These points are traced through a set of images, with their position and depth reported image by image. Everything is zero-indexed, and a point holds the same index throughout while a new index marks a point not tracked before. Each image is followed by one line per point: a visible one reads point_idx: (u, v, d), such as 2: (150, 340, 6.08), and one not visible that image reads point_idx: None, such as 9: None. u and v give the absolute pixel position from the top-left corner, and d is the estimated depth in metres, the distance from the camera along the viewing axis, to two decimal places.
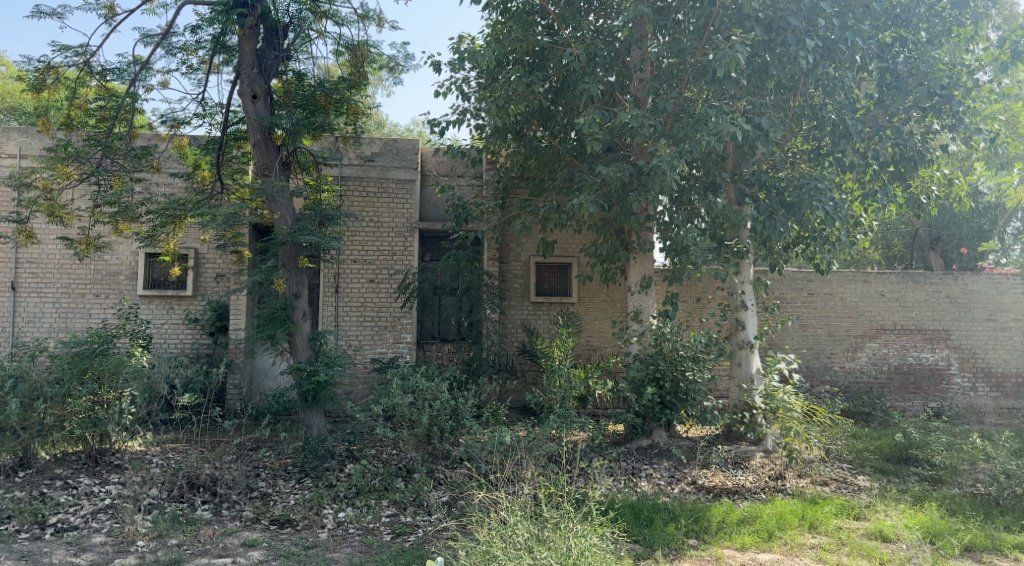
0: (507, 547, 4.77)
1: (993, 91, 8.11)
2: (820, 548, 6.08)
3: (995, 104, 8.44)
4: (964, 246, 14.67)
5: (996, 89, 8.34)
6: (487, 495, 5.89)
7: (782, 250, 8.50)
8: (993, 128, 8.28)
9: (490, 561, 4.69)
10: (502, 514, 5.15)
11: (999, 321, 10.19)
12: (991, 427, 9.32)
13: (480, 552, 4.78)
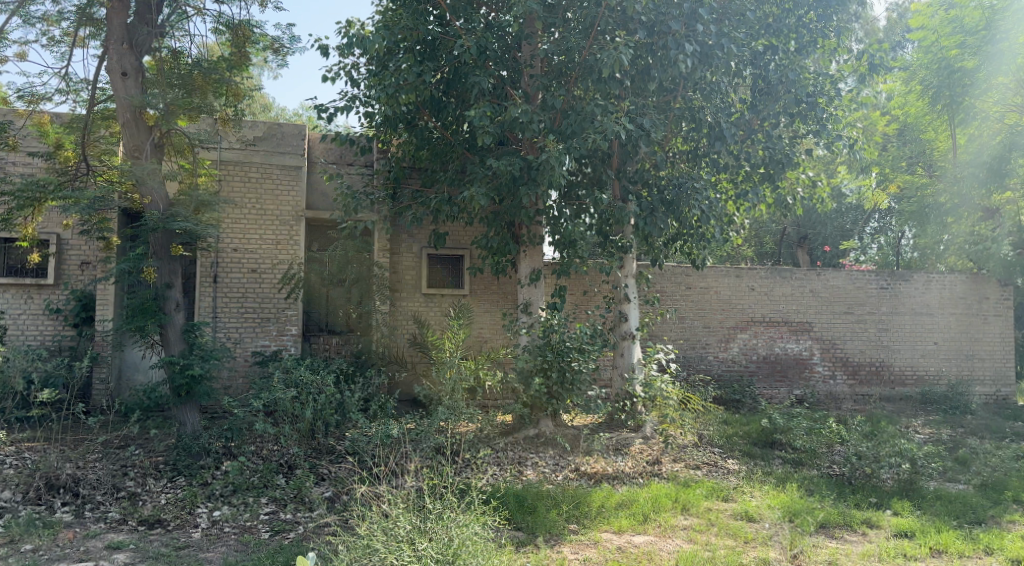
0: (388, 539, 4.76)
1: (854, 100, 8.51)
2: (690, 528, 6.47)
3: (855, 112, 8.80)
4: (827, 244, 16.12)
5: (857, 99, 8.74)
6: (370, 490, 5.84)
7: (662, 246, 8.69)
8: (852, 135, 8.61)
9: (370, 555, 4.68)
10: (384, 508, 5.14)
11: (856, 314, 10.78)
12: (847, 411, 9.97)
13: (360, 546, 4.77)
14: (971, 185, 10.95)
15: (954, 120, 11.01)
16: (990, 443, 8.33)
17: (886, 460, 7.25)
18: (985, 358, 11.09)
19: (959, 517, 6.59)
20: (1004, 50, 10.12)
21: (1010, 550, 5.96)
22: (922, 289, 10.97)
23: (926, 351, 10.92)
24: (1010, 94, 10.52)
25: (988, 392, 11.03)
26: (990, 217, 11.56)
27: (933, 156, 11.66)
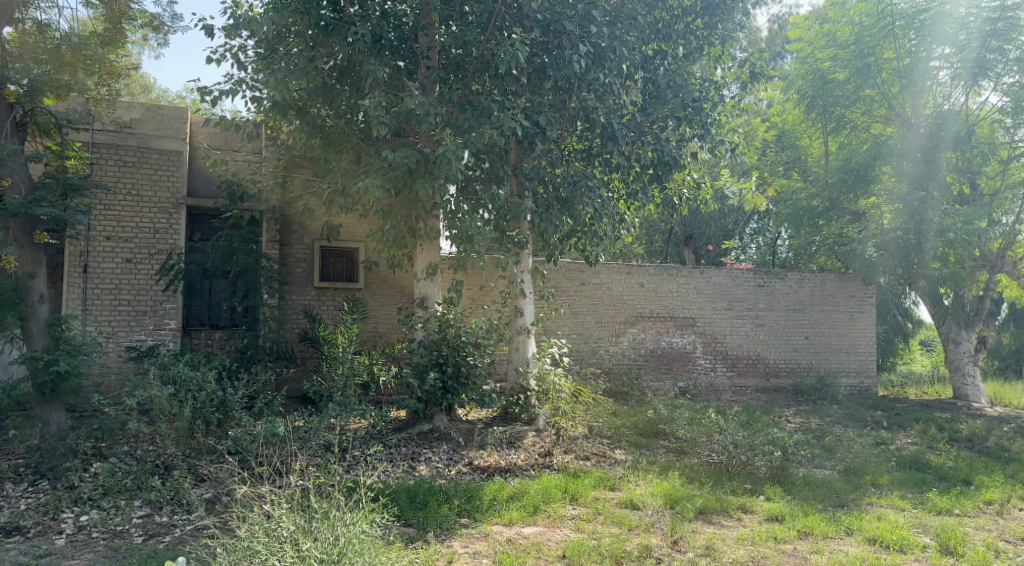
0: (270, 540, 4.57)
1: (736, 106, 9.00)
2: (578, 518, 6.64)
3: (736, 117, 9.21)
4: (710, 243, 17.07)
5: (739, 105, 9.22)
6: (252, 490, 5.60)
7: (557, 242, 8.77)
8: (735, 139, 9.02)
9: (252, 557, 4.50)
10: (267, 508, 4.93)
11: (735, 310, 11.36)
12: (726, 402, 10.50)
13: (240, 549, 4.56)
14: (839, 189, 11.58)
15: (826, 128, 11.78)
16: (852, 431, 9.00)
17: (761, 448, 7.70)
18: (851, 350, 11.94)
19: (823, 500, 7.07)
20: (870, 64, 11.02)
21: (866, 529, 6.49)
22: (795, 287, 11.71)
23: (797, 345, 11.66)
24: (874, 106, 11.40)
25: (852, 382, 11.90)
26: (857, 221, 12.20)
27: (806, 161, 12.64)
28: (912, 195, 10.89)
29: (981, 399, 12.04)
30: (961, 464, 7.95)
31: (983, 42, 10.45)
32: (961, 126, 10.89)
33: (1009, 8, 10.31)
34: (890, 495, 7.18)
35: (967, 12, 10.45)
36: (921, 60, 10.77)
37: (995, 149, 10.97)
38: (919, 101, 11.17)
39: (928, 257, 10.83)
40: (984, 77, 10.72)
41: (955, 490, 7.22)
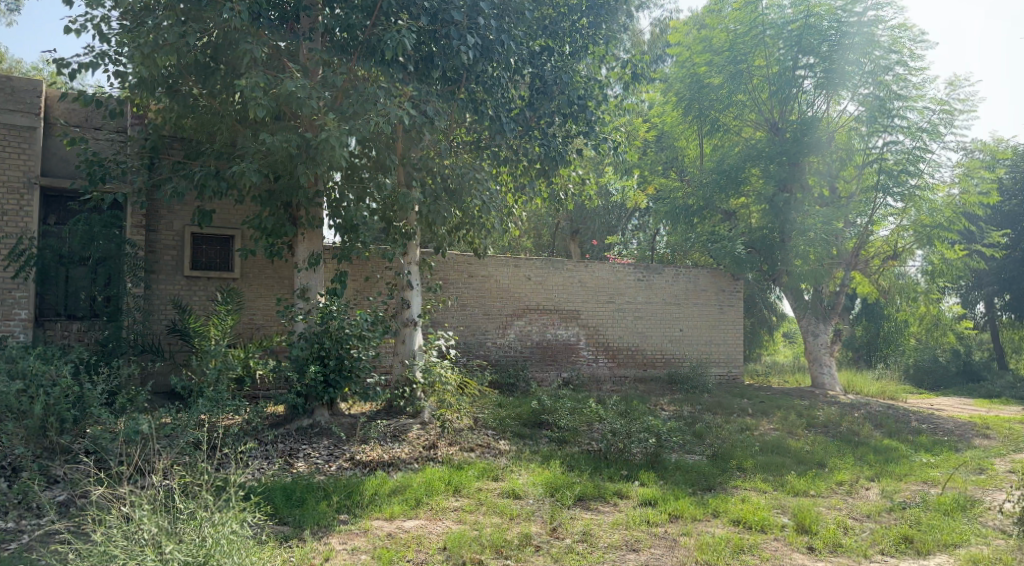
0: (130, 544, 4.23)
1: (619, 106, 9.27)
2: (460, 509, 6.64)
3: (619, 115, 9.60)
4: (596, 238, 17.36)
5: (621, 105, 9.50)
6: (109, 491, 5.21)
7: (445, 234, 8.51)
8: (617, 138, 9.29)
9: (110, 563, 4.14)
10: (126, 510, 4.56)
11: (617, 303, 11.70)
12: (607, 391, 10.82)
13: (96, 553, 4.19)
14: (713, 189, 12.28)
15: (702, 131, 12.57)
16: (721, 417, 9.52)
17: (636, 436, 7.95)
18: (720, 342, 12.58)
19: (694, 484, 7.41)
20: (743, 70, 11.79)
21: (732, 512, 6.88)
22: (671, 281, 12.19)
23: (672, 336, 12.15)
24: (745, 110, 12.22)
25: (722, 372, 12.57)
26: (728, 221, 12.92)
27: (683, 162, 13.38)
28: (778, 196, 11.72)
29: (835, 387, 13.10)
30: (817, 448, 8.57)
31: (842, 55, 11.23)
32: (823, 133, 11.69)
33: (867, 23, 11.16)
34: (753, 478, 7.63)
35: (829, 26, 11.26)
36: (788, 69, 11.61)
37: (850, 155, 11.93)
38: (785, 108, 11.98)
39: (791, 254, 11.70)
40: (842, 87, 11.50)
41: (812, 473, 7.76)
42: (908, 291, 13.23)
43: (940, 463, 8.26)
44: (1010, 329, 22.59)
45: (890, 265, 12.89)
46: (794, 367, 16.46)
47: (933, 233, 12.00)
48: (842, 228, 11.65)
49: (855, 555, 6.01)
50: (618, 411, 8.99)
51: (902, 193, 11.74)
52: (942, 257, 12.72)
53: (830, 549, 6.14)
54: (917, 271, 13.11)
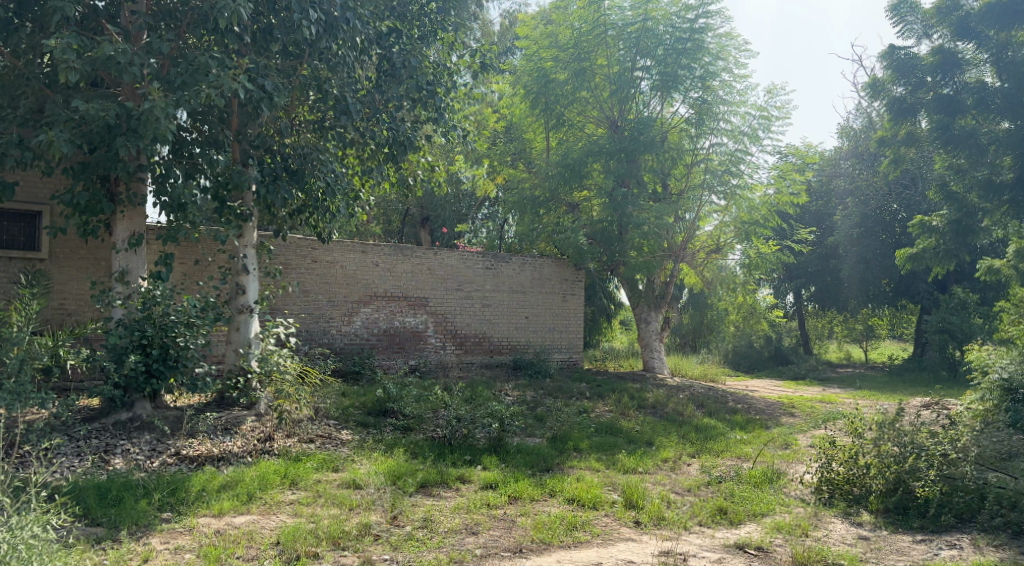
0: None
1: (467, 95, 9.39)
2: (296, 502, 6.42)
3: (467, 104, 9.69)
4: (444, 225, 17.71)
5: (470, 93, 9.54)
6: None
7: (286, 217, 8.16)
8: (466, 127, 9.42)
9: None
10: None
11: (465, 291, 11.83)
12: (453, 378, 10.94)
13: None
14: (558, 182, 12.70)
15: (548, 124, 12.98)
16: (560, 401, 9.92)
17: (480, 420, 8.08)
18: (562, 328, 13.06)
19: (533, 466, 7.63)
20: (585, 67, 12.40)
21: (567, 491, 7.15)
22: (517, 270, 12.50)
23: (518, 324, 12.46)
24: (588, 107, 12.83)
25: (563, 358, 13.04)
26: (571, 212, 13.51)
27: (531, 153, 13.73)
28: (617, 190, 12.31)
29: (663, 370, 14.13)
30: (646, 428, 9.14)
31: (675, 58, 11.97)
32: (657, 132, 12.22)
33: (697, 31, 11.93)
34: (589, 458, 7.99)
35: (664, 30, 12.04)
36: (627, 69, 12.32)
37: (682, 155, 12.44)
38: (623, 107, 12.63)
39: (628, 246, 12.45)
40: (674, 88, 12.16)
41: (640, 451, 8.28)
42: (727, 283, 14.23)
43: (752, 439, 9.09)
44: (814, 318, 25.18)
45: (713, 259, 14.02)
46: (630, 353, 17.41)
47: (750, 228, 13.18)
48: (673, 223, 12.24)
49: (676, 527, 6.46)
50: (462, 398, 9.09)
51: (725, 191, 12.66)
52: (757, 251, 13.72)
53: (655, 522, 6.56)
54: (736, 264, 14.03)
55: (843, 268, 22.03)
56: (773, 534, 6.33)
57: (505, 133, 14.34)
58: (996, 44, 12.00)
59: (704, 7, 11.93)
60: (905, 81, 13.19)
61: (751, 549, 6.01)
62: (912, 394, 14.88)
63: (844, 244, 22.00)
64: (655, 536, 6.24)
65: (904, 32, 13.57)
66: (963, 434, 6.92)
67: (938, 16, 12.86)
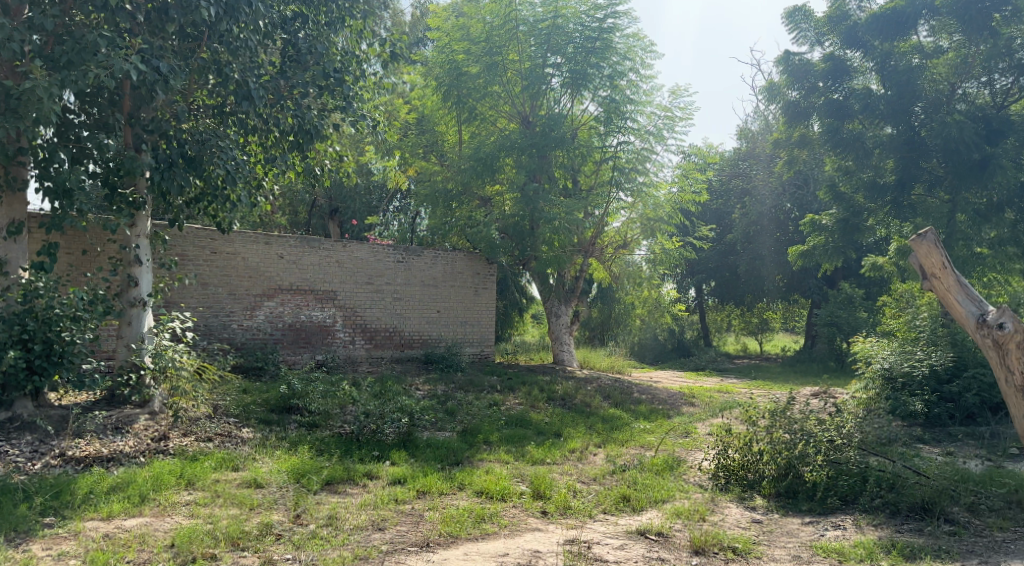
0: None
1: (376, 84, 9.16)
2: (193, 503, 6.16)
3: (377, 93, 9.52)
4: (354, 217, 17.66)
5: (379, 82, 9.33)
6: None
7: (184, 206, 7.76)
8: (376, 116, 9.19)
9: None
10: None
11: (375, 284, 11.68)
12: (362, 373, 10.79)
13: None
14: (471, 176, 12.63)
15: (461, 118, 13.00)
16: (471, 395, 9.97)
17: (389, 416, 8.02)
18: (473, 322, 13.07)
19: (442, 460, 7.62)
20: (497, 62, 12.48)
21: (475, 484, 7.17)
22: (429, 264, 12.44)
23: (429, 318, 12.40)
24: (500, 102, 12.92)
25: (474, 351, 13.05)
26: (484, 207, 13.48)
27: (442, 147, 13.74)
28: (528, 185, 12.45)
29: (571, 362, 14.40)
30: (555, 420, 9.31)
31: (584, 56, 12.27)
32: (567, 129, 12.51)
33: (606, 30, 12.24)
34: (498, 450, 8.06)
35: (574, 28, 12.38)
36: (538, 65, 12.47)
37: (591, 152, 12.76)
38: (534, 102, 12.86)
39: (540, 241, 12.51)
40: (584, 86, 12.43)
41: (549, 442, 8.41)
42: (633, 278, 14.80)
43: (654, 429, 9.41)
44: (714, 312, 26.12)
45: (621, 254, 14.30)
46: (540, 348, 17.63)
47: (655, 226, 13.68)
48: (582, 219, 12.53)
49: (582, 516, 6.60)
50: (370, 393, 8.99)
51: (631, 188, 13.06)
52: (662, 247, 14.31)
53: (561, 511, 6.68)
54: (642, 259, 14.46)
55: (741, 263, 23.15)
56: (672, 520, 6.56)
57: (416, 124, 14.05)
58: (881, 52, 12.03)
59: (612, 7, 12.28)
60: (799, 85, 13.00)
61: (652, 534, 6.20)
62: (803, 384, 15.73)
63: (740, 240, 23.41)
64: (561, 525, 6.35)
65: (798, 39, 13.47)
66: (847, 421, 7.28)
67: (829, 24, 12.96)
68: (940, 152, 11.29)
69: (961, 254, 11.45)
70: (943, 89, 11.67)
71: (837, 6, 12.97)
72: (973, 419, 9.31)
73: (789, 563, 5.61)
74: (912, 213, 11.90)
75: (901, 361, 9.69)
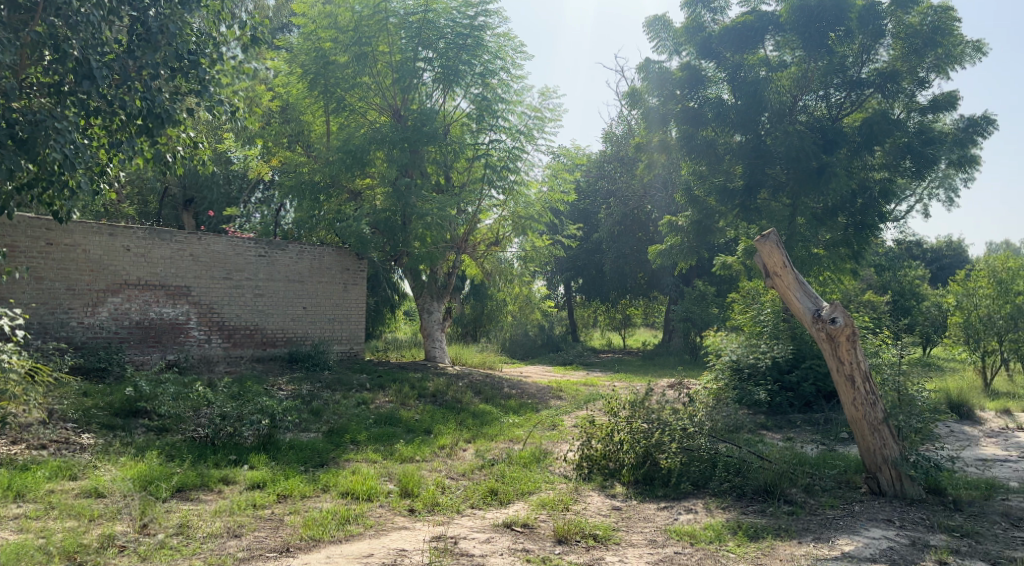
0: None
1: (236, 69, 8.58)
2: (21, 517, 5.60)
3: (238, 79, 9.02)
4: (211, 208, 17.56)
5: (238, 65, 8.71)
6: None
7: (13, 192, 7.09)
8: (236, 102, 8.68)
9: None
10: None
11: (234, 279, 11.16)
12: (220, 373, 10.28)
13: None
14: (340, 168, 12.32)
15: (328, 107, 12.73)
16: (338, 394, 9.77)
17: (248, 417, 7.69)
18: (342, 320, 12.73)
19: (306, 462, 7.41)
20: (366, 52, 12.26)
21: (341, 485, 6.99)
22: (295, 258, 12.04)
23: (294, 315, 12.00)
24: (370, 94, 12.81)
25: (343, 349, 12.74)
26: (354, 200, 13.28)
27: (311, 137, 13.70)
28: (399, 180, 12.29)
29: (443, 359, 14.47)
30: (425, 417, 9.30)
31: (456, 53, 12.36)
32: (439, 125, 12.53)
33: (477, 27, 12.43)
34: (365, 450, 7.94)
35: (445, 24, 12.38)
36: (409, 59, 12.32)
37: (463, 149, 12.86)
38: (405, 95, 12.82)
39: (411, 237, 12.46)
40: (456, 82, 12.55)
41: (418, 440, 8.37)
42: (505, 274, 15.04)
43: (523, 423, 9.63)
44: (581, 308, 27.08)
45: (493, 251, 14.57)
46: (411, 344, 17.58)
47: (526, 224, 13.88)
48: (455, 215, 12.55)
49: (449, 512, 6.58)
50: (228, 395, 8.61)
51: (503, 186, 13.22)
52: (532, 245, 14.72)
53: (428, 509, 6.64)
54: (514, 256, 14.79)
55: (607, 262, 24.11)
56: (538, 511, 6.68)
57: (281, 113, 13.91)
58: (731, 64, 12.85)
59: (482, 6, 12.47)
60: (658, 93, 13.45)
61: (518, 526, 6.28)
62: (661, 376, 16.62)
63: (605, 239, 24.40)
64: (427, 523, 6.30)
65: (658, 48, 13.96)
66: (697, 410, 7.78)
67: (686, 35, 13.44)
68: (782, 159, 12.10)
69: (798, 255, 12.31)
70: (786, 100, 12.66)
71: (693, 18, 13.53)
72: (811, 406, 10.13)
73: (646, 547, 5.86)
74: (757, 216, 12.86)
75: (747, 353, 10.49)
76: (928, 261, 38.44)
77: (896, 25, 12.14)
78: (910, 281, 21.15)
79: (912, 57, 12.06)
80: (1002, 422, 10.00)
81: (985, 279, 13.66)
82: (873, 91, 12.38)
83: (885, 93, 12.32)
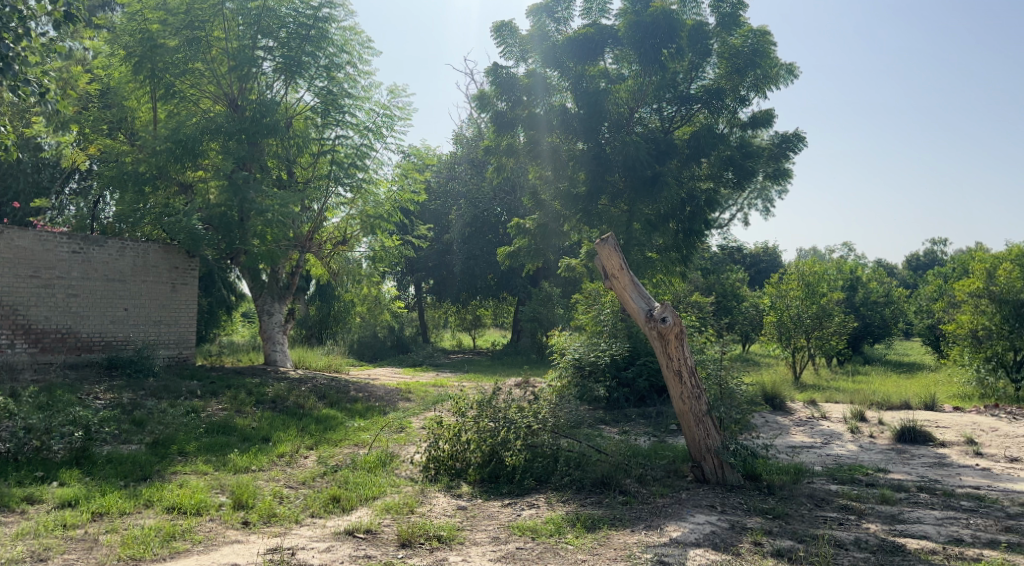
0: None
1: (46, 46, 7.80)
2: None
3: (48, 58, 8.19)
4: (17, 199, 15.98)
5: (49, 42, 7.89)
6: None
7: None
8: (44, 83, 7.89)
9: None
10: None
11: (43, 278, 10.19)
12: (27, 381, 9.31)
13: None
14: (168, 159, 11.59)
15: (155, 93, 11.86)
16: (164, 403, 9.16)
17: (58, 430, 7.08)
18: (168, 322, 11.98)
19: (126, 476, 6.86)
20: (198, 37, 11.66)
21: (166, 499, 6.53)
22: (115, 255, 11.16)
23: (114, 317, 11.12)
24: (203, 81, 12.14)
25: (170, 353, 11.99)
26: (184, 193, 12.74)
27: (134, 125, 12.74)
28: (236, 173, 11.74)
29: (284, 363, 13.99)
30: (263, 424, 8.93)
31: (298, 43, 12.02)
32: (280, 117, 12.07)
33: (321, 19, 12.15)
34: (194, 461, 7.49)
35: (287, 13, 12.06)
36: (246, 46, 11.86)
37: (307, 143, 12.76)
38: (242, 85, 12.24)
39: (249, 234, 11.75)
40: (299, 74, 12.22)
41: (255, 448, 8.03)
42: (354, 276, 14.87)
43: (369, 426, 9.51)
44: (431, 309, 27.18)
45: (340, 250, 14.31)
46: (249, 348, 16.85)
47: (375, 223, 13.70)
48: (298, 212, 12.11)
49: (287, 522, 6.30)
50: (35, 406, 7.80)
51: (350, 184, 13.07)
52: (382, 245, 14.55)
53: (265, 520, 6.33)
54: (362, 256, 14.61)
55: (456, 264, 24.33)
56: (381, 516, 6.55)
57: (100, 98, 13.01)
58: (573, 74, 13.22)
59: None
60: (506, 98, 13.56)
61: (360, 533, 6.13)
62: (510, 375, 16.95)
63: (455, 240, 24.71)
64: (263, 535, 6.00)
65: (505, 54, 14.08)
66: (542, 407, 7.97)
67: (532, 42, 13.79)
68: (621, 167, 12.75)
69: (636, 258, 13.17)
70: (624, 111, 13.45)
71: (537, 27, 13.87)
72: (644, 401, 10.82)
73: (489, 545, 5.91)
74: (597, 221, 13.33)
75: (588, 352, 10.87)
76: (748, 266, 41.95)
77: (722, 45, 13.14)
78: (732, 284, 22.69)
79: (734, 76, 13.04)
80: (808, 412, 11.08)
81: (796, 282, 14.97)
82: (701, 106, 13.32)
83: (710, 109, 13.25)
